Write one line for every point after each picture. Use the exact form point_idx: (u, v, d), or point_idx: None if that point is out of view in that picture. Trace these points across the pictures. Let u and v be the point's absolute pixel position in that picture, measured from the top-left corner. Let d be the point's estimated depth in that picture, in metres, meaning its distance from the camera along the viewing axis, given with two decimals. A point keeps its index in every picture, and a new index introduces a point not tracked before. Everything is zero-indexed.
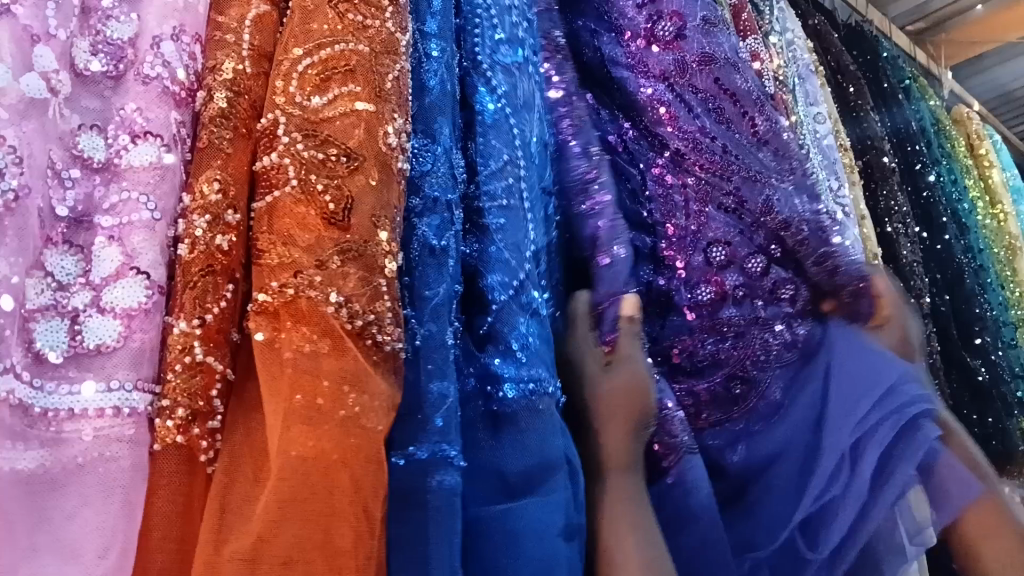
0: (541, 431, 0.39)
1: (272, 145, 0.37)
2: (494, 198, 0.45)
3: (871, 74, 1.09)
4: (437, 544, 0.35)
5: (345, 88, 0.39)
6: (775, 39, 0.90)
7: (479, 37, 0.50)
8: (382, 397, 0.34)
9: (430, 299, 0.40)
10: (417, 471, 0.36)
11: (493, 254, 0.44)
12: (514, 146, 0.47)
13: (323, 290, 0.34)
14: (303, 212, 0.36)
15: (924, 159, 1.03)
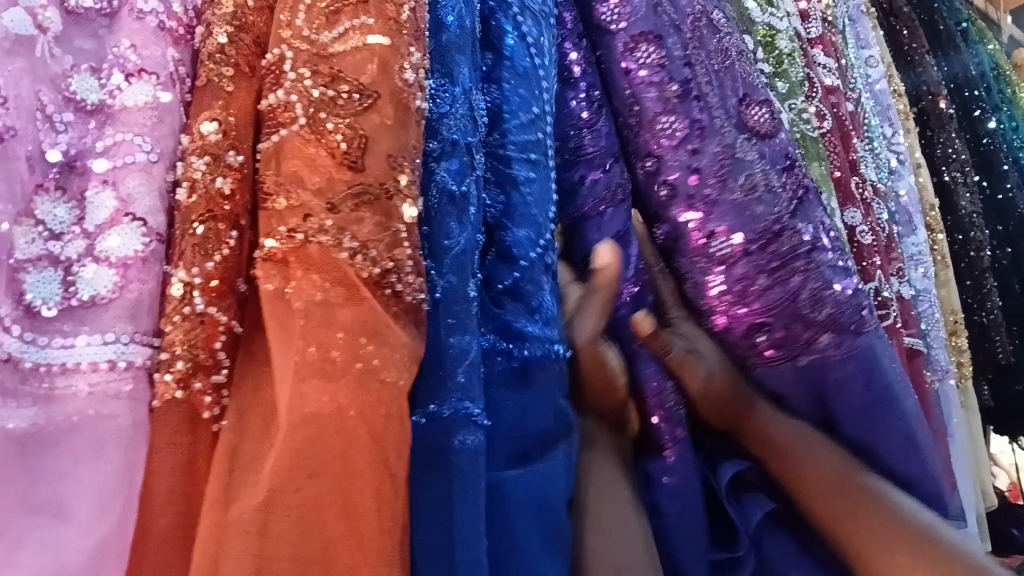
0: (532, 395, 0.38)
1: (279, 82, 0.35)
2: (517, 145, 0.43)
3: (926, 17, 1.03)
4: (461, 509, 0.33)
5: (356, 21, 0.36)
6: None
7: None
8: (403, 350, 0.31)
9: (451, 249, 0.38)
10: (439, 432, 0.34)
11: (514, 206, 0.41)
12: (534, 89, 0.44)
13: (336, 235, 0.32)
14: (312, 153, 0.34)
15: (983, 105, 0.97)
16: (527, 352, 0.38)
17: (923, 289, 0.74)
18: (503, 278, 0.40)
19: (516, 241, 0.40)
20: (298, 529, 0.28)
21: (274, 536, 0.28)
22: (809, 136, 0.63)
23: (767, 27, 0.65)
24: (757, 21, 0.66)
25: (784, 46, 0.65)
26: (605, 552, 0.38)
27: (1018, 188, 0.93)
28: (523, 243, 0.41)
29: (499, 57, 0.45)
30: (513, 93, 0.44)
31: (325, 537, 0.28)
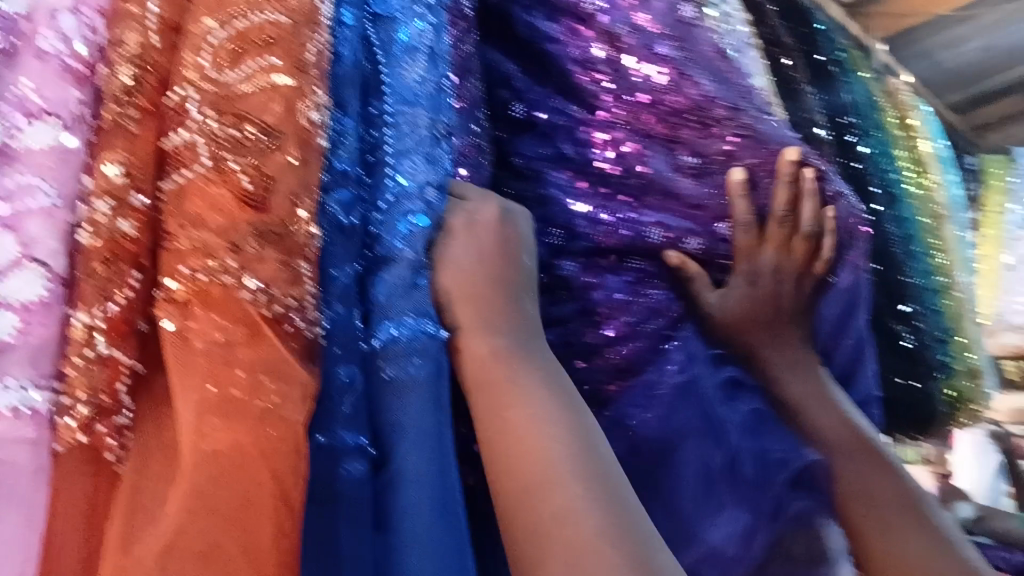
0: (419, 398, 0.40)
1: (183, 122, 0.35)
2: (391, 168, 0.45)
3: (805, 47, 1.10)
4: (343, 529, 0.36)
5: (261, 61, 0.37)
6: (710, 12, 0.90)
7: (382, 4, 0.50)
8: (299, 386, 0.33)
9: (338, 279, 0.40)
10: (327, 460, 0.37)
11: (386, 224, 0.44)
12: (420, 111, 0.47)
13: (238, 274, 0.33)
14: (216, 194, 0.34)
15: (855, 132, 1.04)
16: (376, 346, 0.41)
17: None
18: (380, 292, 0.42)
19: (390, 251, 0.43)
20: (198, 563, 0.29)
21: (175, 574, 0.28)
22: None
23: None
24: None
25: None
26: (554, 520, 0.37)
27: (885, 210, 1.00)
28: (385, 248, 0.44)
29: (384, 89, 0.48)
30: (395, 120, 0.46)
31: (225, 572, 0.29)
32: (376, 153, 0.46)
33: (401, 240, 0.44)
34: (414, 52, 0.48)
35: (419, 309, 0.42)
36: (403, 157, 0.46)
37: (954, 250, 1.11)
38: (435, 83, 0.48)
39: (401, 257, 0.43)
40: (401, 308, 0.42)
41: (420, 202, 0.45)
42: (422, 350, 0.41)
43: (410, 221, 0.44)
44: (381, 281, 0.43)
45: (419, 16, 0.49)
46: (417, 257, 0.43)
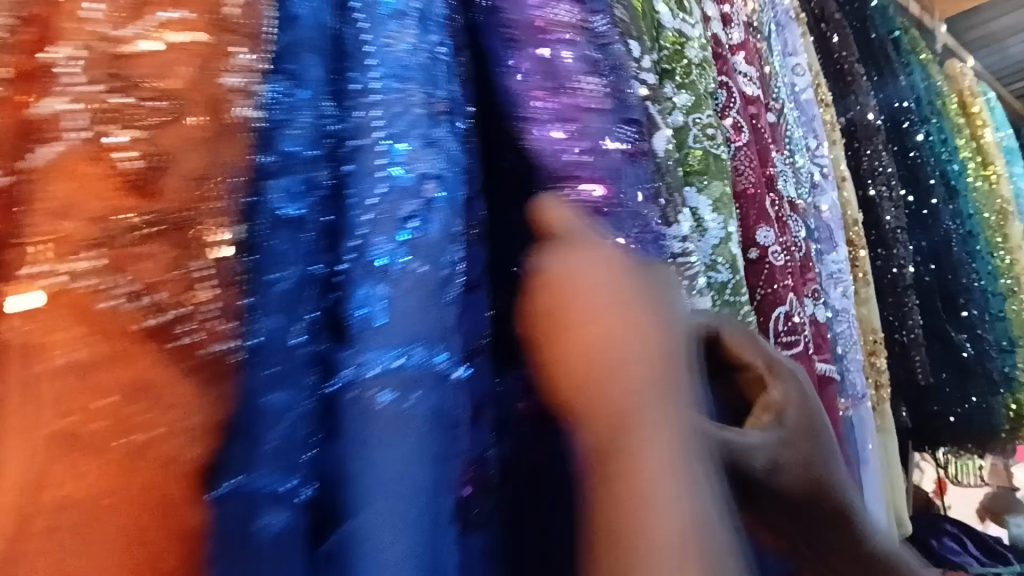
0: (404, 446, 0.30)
1: (49, 83, 0.28)
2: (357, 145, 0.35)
3: (857, 25, 1.00)
4: None
5: (165, 16, 0.30)
6: None
7: None
8: (196, 416, 0.29)
9: (275, 285, 0.32)
10: (231, 514, 0.28)
11: (354, 217, 0.34)
12: (417, 79, 0.37)
13: (110, 278, 0.27)
14: (92, 174, 0.28)
15: (911, 117, 0.95)
16: (364, 371, 0.31)
17: (842, 309, 0.72)
18: (360, 308, 0.32)
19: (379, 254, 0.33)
20: None
21: None
22: (712, 154, 0.59)
23: (677, 32, 0.62)
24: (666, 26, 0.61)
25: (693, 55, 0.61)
26: (635, 508, 0.27)
27: (943, 203, 0.91)
28: (377, 256, 0.33)
29: (349, 47, 0.37)
30: (386, 98, 0.36)
31: None
32: (361, 135, 0.35)
33: (393, 249, 0.33)
34: (401, 16, 0.38)
35: (423, 335, 0.32)
36: (396, 143, 0.35)
37: (1021, 248, 1.01)
38: (430, 51, 0.39)
39: (405, 272, 0.33)
40: (393, 337, 0.31)
41: (420, 201, 0.35)
42: (430, 384, 0.32)
43: (412, 224, 0.34)
44: (364, 296, 0.32)
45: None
46: (429, 272, 0.33)
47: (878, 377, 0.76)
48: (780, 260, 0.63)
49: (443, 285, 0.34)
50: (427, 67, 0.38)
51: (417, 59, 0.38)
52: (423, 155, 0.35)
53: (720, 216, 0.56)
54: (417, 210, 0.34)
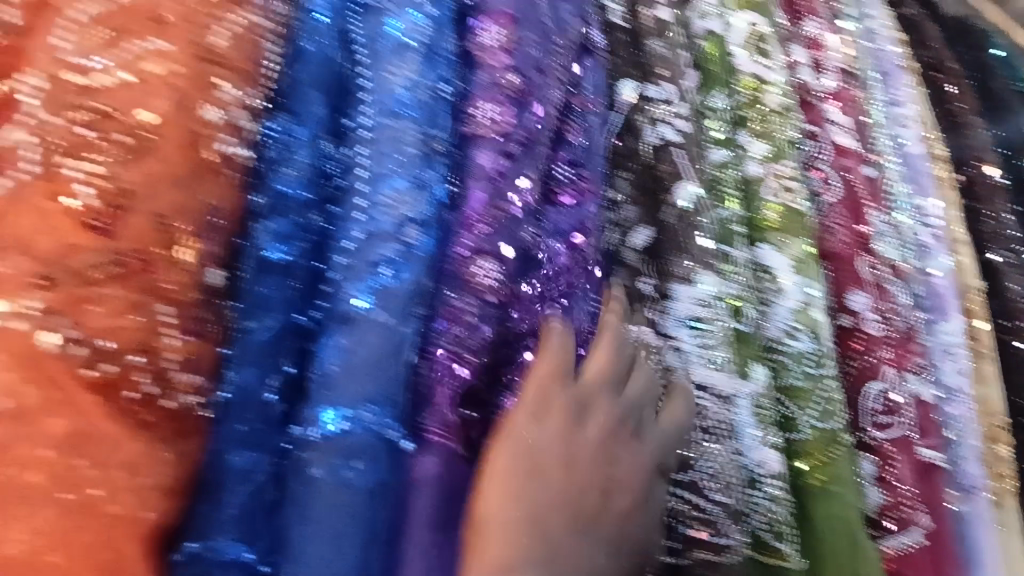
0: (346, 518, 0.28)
1: (21, 119, 0.27)
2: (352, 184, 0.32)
3: None
4: None
5: (146, 45, 0.29)
6: None
7: None
8: (154, 474, 0.26)
9: (253, 334, 0.30)
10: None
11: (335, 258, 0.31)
12: (412, 113, 0.34)
13: (47, 321, 0.25)
14: (50, 210, 0.26)
15: None
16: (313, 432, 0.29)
17: None
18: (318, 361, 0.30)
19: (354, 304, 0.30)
20: None
21: None
22: (796, 210, 0.46)
23: (755, 78, 0.50)
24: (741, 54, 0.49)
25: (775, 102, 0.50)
26: None
27: None
28: (349, 304, 0.30)
29: (353, 82, 0.35)
30: (375, 134, 0.33)
31: None
32: (348, 176, 0.33)
33: (369, 292, 0.31)
34: (405, 49, 0.35)
35: (377, 390, 0.29)
36: (383, 182, 0.32)
37: None
38: (435, 87, 0.35)
39: (372, 321, 0.30)
40: (344, 394, 0.29)
41: (400, 246, 0.32)
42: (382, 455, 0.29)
43: (384, 270, 0.31)
44: (323, 348, 0.30)
45: (416, 6, 0.36)
46: (396, 326, 0.30)
47: None
48: (879, 330, 0.46)
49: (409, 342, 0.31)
50: (430, 101, 0.34)
51: (422, 93, 0.34)
52: (415, 196, 0.32)
53: (802, 280, 0.44)
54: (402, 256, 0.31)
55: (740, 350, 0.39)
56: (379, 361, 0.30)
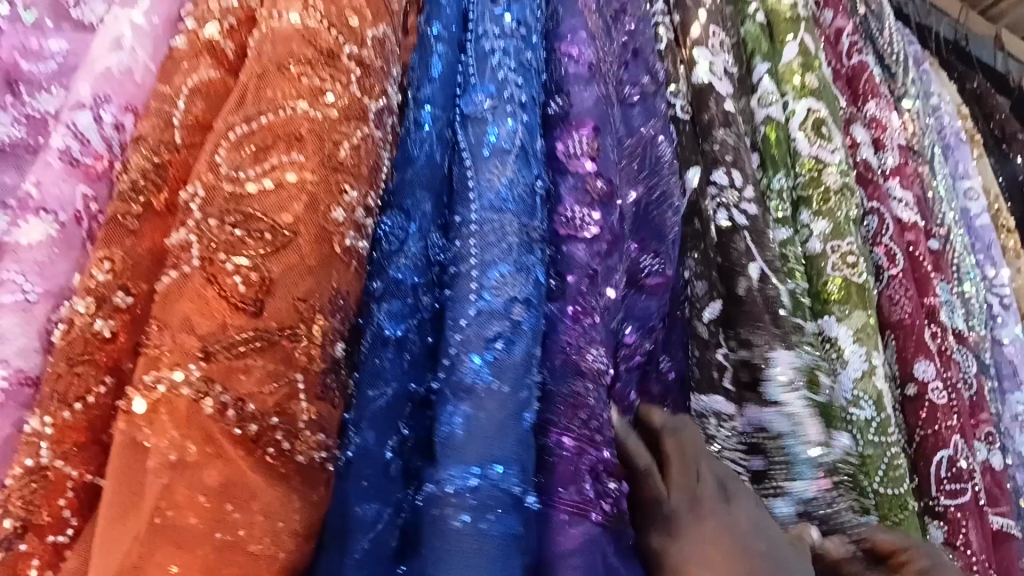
0: (471, 566, 0.31)
1: (183, 222, 0.33)
2: (457, 274, 0.37)
3: None
4: None
5: (284, 158, 0.35)
6: (908, 104, 0.72)
7: (466, 94, 0.42)
8: (291, 520, 0.30)
9: (373, 401, 0.35)
10: None
11: (453, 338, 0.35)
12: (511, 209, 0.38)
13: (203, 388, 0.30)
14: (208, 296, 0.32)
15: None
16: (446, 487, 0.32)
17: None
18: (448, 423, 0.34)
19: (474, 374, 0.34)
20: None
21: None
22: (856, 282, 0.51)
23: (815, 159, 0.55)
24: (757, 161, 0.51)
25: (833, 183, 0.54)
26: None
27: None
28: (467, 375, 0.34)
29: (456, 185, 0.40)
30: (481, 228, 0.37)
31: None
32: (461, 263, 0.37)
33: (483, 361, 0.34)
34: (503, 154, 0.39)
35: (504, 455, 0.33)
36: (490, 269, 0.36)
37: None
38: (531, 185, 0.39)
39: (488, 390, 0.34)
40: (467, 454, 0.33)
41: (508, 323, 0.35)
42: (508, 507, 0.32)
43: (497, 346, 0.35)
44: (449, 413, 0.34)
45: (512, 115, 0.40)
46: (513, 392, 0.34)
47: None
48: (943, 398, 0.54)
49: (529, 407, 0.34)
50: (524, 195, 0.38)
51: (516, 190, 0.38)
52: (522, 282, 0.36)
53: (862, 349, 0.50)
54: (507, 335, 0.35)
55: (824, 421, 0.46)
56: (503, 426, 0.33)
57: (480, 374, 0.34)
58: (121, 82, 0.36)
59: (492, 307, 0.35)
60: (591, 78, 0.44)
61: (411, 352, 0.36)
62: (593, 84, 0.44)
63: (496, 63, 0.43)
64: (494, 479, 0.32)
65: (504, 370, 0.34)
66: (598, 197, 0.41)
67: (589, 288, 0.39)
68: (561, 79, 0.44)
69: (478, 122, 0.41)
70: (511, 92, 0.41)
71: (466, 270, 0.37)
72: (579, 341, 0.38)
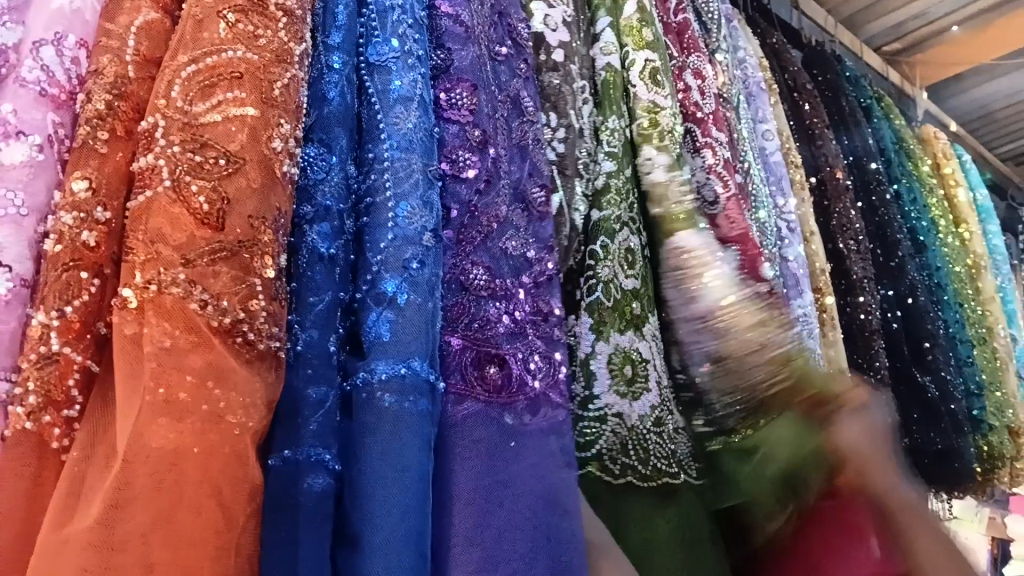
0: (395, 435, 0.39)
1: (150, 147, 0.38)
2: (372, 201, 0.45)
3: (830, 94, 1.17)
4: (307, 537, 0.37)
5: (229, 93, 0.40)
6: (723, 57, 0.92)
7: (368, 47, 0.50)
8: (253, 395, 0.36)
9: (314, 305, 0.42)
10: (289, 476, 0.38)
11: (373, 259, 0.44)
12: (416, 150, 0.46)
13: (187, 287, 0.36)
14: (176, 212, 0.37)
15: (880, 178, 1.11)
16: (373, 376, 0.40)
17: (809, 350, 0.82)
18: (369, 325, 0.42)
19: (391, 289, 0.42)
20: (135, 555, 0.31)
21: (74, 558, 0.31)
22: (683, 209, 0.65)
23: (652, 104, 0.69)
24: (642, 97, 0.69)
25: (667, 122, 0.68)
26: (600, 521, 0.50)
27: (907, 256, 1.08)
28: (382, 291, 0.43)
29: (366, 120, 0.48)
30: (392, 165, 0.45)
31: (146, 558, 0.31)
32: (374, 195, 0.45)
33: (399, 281, 0.42)
34: (407, 101, 0.47)
35: (422, 350, 0.41)
36: (401, 202, 0.44)
37: (992, 298, 1.30)
38: (428, 129, 0.48)
39: (408, 304, 0.42)
40: (396, 352, 0.41)
41: (420, 247, 0.43)
42: (425, 392, 0.40)
43: (413, 266, 0.43)
44: (375, 320, 0.42)
45: (412, 67, 0.49)
46: (425, 302, 0.42)
47: None
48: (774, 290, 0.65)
49: (435, 315, 0.43)
50: (420, 136, 0.47)
51: (412, 132, 0.47)
52: (421, 201, 0.45)
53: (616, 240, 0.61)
54: (410, 250, 0.43)
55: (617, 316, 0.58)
56: (419, 329, 0.41)
57: (393, 287, 0.42)
58: (70, 20, 0.41)
59: (397, 235, 0.44)
60: (466, 39, 0.54)
61: (337, 262, 0.43)
62: (469, 46, 0.54)
63: (395, 19, 0.50)
64: (408, 366, 0.40)
65: (407, 280, 0.43)
66: (475, 146, 0.51)
67: (471, 222, 0.49)
68: (441, 35, 0.54)
69: (382, 71, 0.49)
70: (394, 46, 0.49)
71: (376, 201, 0.45)
72: (462, 262, 0.48)
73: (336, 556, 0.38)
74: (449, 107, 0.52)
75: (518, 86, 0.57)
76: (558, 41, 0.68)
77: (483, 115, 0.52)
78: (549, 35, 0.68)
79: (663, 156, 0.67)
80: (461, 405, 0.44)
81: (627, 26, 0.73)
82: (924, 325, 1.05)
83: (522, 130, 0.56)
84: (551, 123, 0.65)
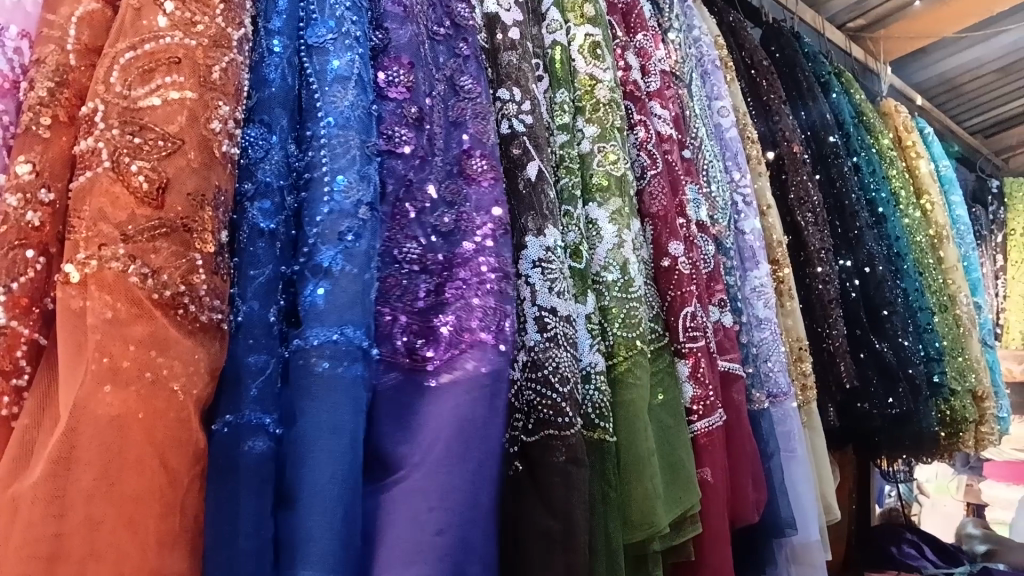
0: (330, 404, 0.41)
1: (90, 131, 0.40)
2: (313, 176, 0.47)
3: (786, 70, 1.20)
4: (244, 503, 0.39)
5: (168, 78, 0.42)
6: (673, 36, 0.94)
7: (308, 29, 0.52)
8: (194, 363, 0.38)
9: (255, 278, 0.44)
10: (231, 440, 0.40)
11: (314, 233, 0.46)
12: (352, 125, 0.48)
13: (128, 261, 0.38)
14: (117, 192, 0.39)
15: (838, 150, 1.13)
16: (307, 342, 0.43)
17: (765, 318, 0.84)
18: (306, 294, 0.44)
19: (326, 261, 0.44)
20: (83, 512, 0.34)
21: (23, 513, 0.33)
22: (615, 176, 0.68)
23: (590, 77, 0.72)
24: (580, 71, 0.73)
25: (603, 95, 0.71)
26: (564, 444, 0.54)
27: (866, 226, 1.10)
28: (319, 263, 0.45)
29: (305, 100, 0.50)
30: (329, 142, 0.47)
31: (92, 509, 0.34)
32: (311, 171, 0.47)
33: (335, 253, 0.45)
34: (344, 80, 0.50)
35: (355, 319, 0.43)
36: (338, 176, 0.47)
37: (954, 265, 1.33)
38: (366, 107, 0.50)
39: (343, 272, 0.44)
40: (328, 319, 0.43)
41: (356, 220, 0.46)
42: (358, 358, 0.43)
43: (349, 237, 0.45)
44: (311, 290, 0.44)
45: (349, 48, 0.51)
46: (360, 273, 0.45)
47: (804, 378, 0.90)
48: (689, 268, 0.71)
49: (370, 286, 0.45)
50: (354, 112, 0.49)
51: (347, 108, 0.49)
52: (356, 174, 0.47)
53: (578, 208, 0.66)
54: (351, 223, 0.46)
55: (578, 283, 0.62)
56: (354, 297, 0.44)
57: (331, 259, 0.44)
58: (12, 12, 0.43)
59: (335, 213, 0.46)
60: (405, 19, 0.56)
61: (276, 236, 0.45)
62: (407, 25, 0.56)
63: (331, 3, 0.52)
64: (340, 331, 0.43)
65: (342, 250, 0.45)
66: (412, 123, 0.53)
67: (406, 194, 0.52)
68: (382, 17, 0.56)
69: (319, 52, 0.51)
70: (329, 29, 0.51)
71: (313, 177, 0.47)
72: (398, 236, 0.50)
73: (275, 514, 0.40)
74: (392, 85, 0.54)
75: (455, 66, 0.59)
76: (512, 21, 0.69)
77: (423, 94, 0.55)
78: (502, 15, 0.69)
79: (592, 127, 0.70)
80: (388, 374, 0.47)
81: (571, 2, 0.75)
82: (880, 292, 1.07)
83: (465, 107, 0.58)
84: (513, 96, 0.65)
